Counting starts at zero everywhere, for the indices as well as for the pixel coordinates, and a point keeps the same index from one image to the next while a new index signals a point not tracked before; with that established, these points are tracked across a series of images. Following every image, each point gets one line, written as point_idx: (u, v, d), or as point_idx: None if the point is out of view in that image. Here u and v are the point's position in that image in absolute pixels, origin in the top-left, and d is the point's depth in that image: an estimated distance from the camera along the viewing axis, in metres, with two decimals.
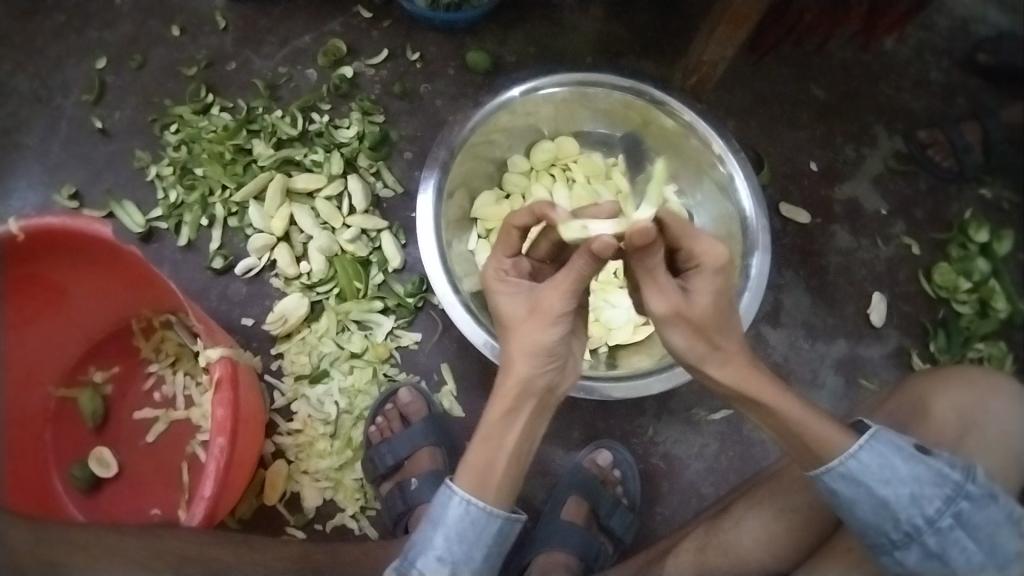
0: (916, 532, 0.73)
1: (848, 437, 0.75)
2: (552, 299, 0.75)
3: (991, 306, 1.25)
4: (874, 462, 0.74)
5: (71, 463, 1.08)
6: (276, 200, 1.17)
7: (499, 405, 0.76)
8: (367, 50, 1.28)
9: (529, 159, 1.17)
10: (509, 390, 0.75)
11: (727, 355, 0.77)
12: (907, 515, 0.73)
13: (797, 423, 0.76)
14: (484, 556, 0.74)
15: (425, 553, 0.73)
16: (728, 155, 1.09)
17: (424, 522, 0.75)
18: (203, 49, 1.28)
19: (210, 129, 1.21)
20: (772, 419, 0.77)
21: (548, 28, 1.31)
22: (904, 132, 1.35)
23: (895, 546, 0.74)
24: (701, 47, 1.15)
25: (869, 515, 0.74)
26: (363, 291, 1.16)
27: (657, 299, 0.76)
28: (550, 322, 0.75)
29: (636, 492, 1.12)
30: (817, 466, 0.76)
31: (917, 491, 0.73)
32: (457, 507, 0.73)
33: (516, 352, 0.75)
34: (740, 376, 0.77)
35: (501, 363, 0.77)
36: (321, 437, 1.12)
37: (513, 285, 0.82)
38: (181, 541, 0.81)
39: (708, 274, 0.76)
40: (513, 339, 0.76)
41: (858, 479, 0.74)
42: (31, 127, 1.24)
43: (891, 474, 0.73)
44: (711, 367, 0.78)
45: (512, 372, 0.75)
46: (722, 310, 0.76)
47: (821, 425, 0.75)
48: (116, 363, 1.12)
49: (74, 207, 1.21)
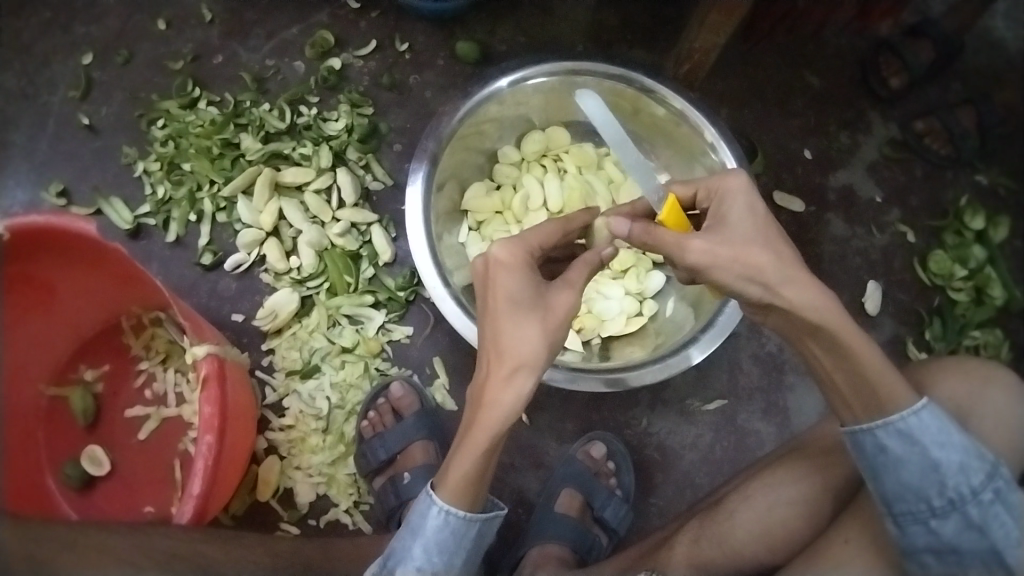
0: (959, 500, 0.71)
1: (907, 396, 0.73)
2: (564, 299, 0.71)
3: (987, 294, 1.26)
4: (932, 424, 0.72)
5: (64, 461, 1.07)
6: (264, 194, 1.15)
7: (488, 424, 0.67)
8: (355, 41, 1.27)
9: (519, 149, 1.16)
10: (504, 413, 0.67)
11: (798, 279, 0.72)
12: (955, 482, 0.71)
13: (872, 369, 0.73)
14: (462, 561, 0.76)
15: (404, 562, 0.73)
16: (721, 143, 1.07)
17: (403, 530, 0.74)
18: (190, 42, 1.26)
19: (197, 123, 1.20)
20: (843, 363, 0.74)
21: (539, 17, 1.29)
22: (899, 119, 1.34)
23: (933, 513, 0.72)
24: (693, 34, 1.14)
25: (915, 478, 0.72)
26: (354, 286, 1.15)
27: (697, 242, 0.72)
28: (560, 325, 0.70)
29: (630, 483, 1.12)
30: (860, 420, 0.75)
31: (965, 461, 0.71)
32: (436, 518, 0.72)
33: (525, 354, 0.67)
34: (813, 299, 0.72)
35: (503, 364, 0.68)
36: (313, 432, 1.12)
37: (521, 277, 0.72)
38: (171, 538, 0.81)
39: (739, 195, 0.77)
40: (528, 339, 0.68)
41: (915, 439, 0.72)
42: (17, 125, 1.23)
43: (946, 440, 0.72)
44: (785, 292, 0.72)
45: (511, 389, 0.67)
46: (766, 223, 0.75)
47: (890, 377, 0.73)
48: (106, 361, 1.11)
49: (62, 205, 1.20)
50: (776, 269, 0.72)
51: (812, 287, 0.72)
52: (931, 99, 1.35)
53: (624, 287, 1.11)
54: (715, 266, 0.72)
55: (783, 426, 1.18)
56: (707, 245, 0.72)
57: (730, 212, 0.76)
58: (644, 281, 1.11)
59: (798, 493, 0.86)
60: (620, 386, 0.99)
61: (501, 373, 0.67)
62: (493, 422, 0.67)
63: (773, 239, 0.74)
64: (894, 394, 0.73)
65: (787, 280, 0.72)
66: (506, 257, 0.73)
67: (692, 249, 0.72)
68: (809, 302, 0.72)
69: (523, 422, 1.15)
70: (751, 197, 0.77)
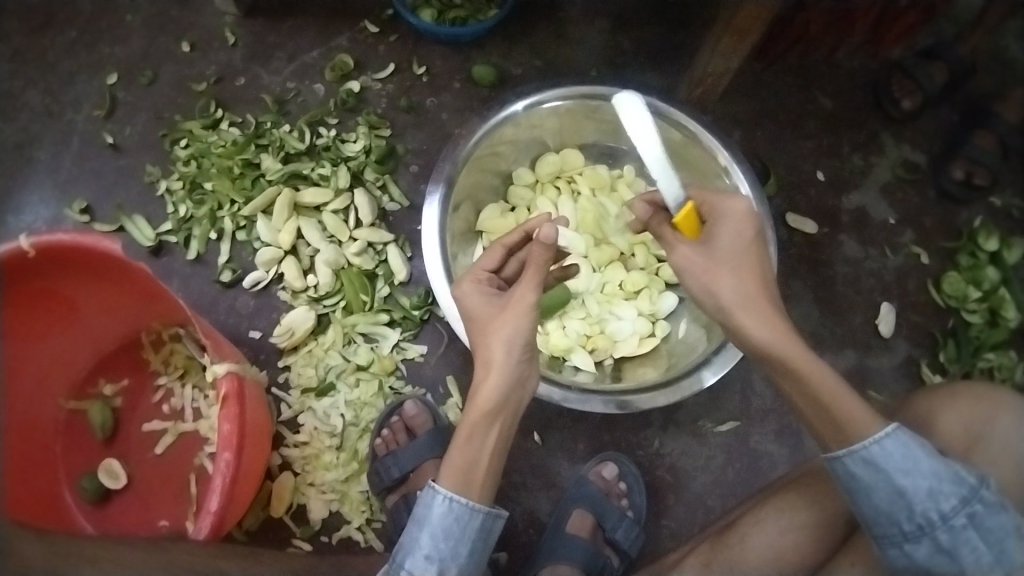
0: (929, 526, 0.71)
1: (874, 424, 0.72)
2: (520, 293, 0.79)
3: (1000, 315, 1.24)
4: (898, 451, 0.71)
5: (81, 474, 1.09)
6: (283, 214, 1.18)
7: (476, 413, 0.76)
8: (374, 65, 1.29)
9: (533, 171, 1.18)
10: (491, 400, 0.76)
11: (757, 304, 0.76)
12: (923, 508, 0.71)
13: (826, 399, 0.73)
14: (469, 552, 0.76)
15: (413, 553, 0.74)
16: (733, 167, 1.09)
17: (410, 523, 0.76)
18: (213, 64, 1.29)
19: (219, 143, 1.23)
20: (800, 387, 0.74)
21: (553, 41, 1.31)
22: (912, 143, 1.34)
23: (906, 538, 0.72)
24: (706, 58, 1.15)
25: (885, 503, 0.72)
26: (369, 304, 1.17)
27: (681, 249, 0.79)
28: (518, 315, 0.78)
29: (641, 505, 1.11)
30: (833, 449, 0.75)
31: (935, 486, 0.71)
32: (440, 505, 0.74)
33: (494, 355, 0.77)
34: (771, 337, 0.75)
35: (479, 366, 0.78)
36: (328, 450, 1.13)
37: (487, 296, 0.83)
38: (188, 554, 0.83)
39: (735, 218, 0.79)
40: (493, 334, 0.78)
41: (879, 466, 0.72)
42: (42, 142, 1.26)
43: (913, 466, 0.71)
44: (745, 317, 0.76)
45: (490, 383, 0.76)
46: (748, 250, 0.78)
47: (850, 404, 0.73)
48: (125, 376, 1.13)
49: (85, 221, 1.22)
50: (735, 293, 0.76)
51: (769, 317, 0.76)
52: (944, 123, 1.35)
53: (637, 308, 1.12)
54: (689, 272, 0.78)
55: (795, 449, 1.18)
56: (687, 256, 0.78)
57: (720, 233, 0.78)
58: (656, 302, 1.12)
59: (811, 518, 0.86)
60: (633, 406, 1.00)
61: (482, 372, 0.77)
62: (478, 410, 0.76)
63: (749, 265, 0.78)
64: (857, 423, 0.72)
65: (744, 303, 0.76)
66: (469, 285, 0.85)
67: (676, 253, 0.79)
68: (768, 336, 0.75)
69: (535, 441, 1.15)
70: (748, 220, 0.80)
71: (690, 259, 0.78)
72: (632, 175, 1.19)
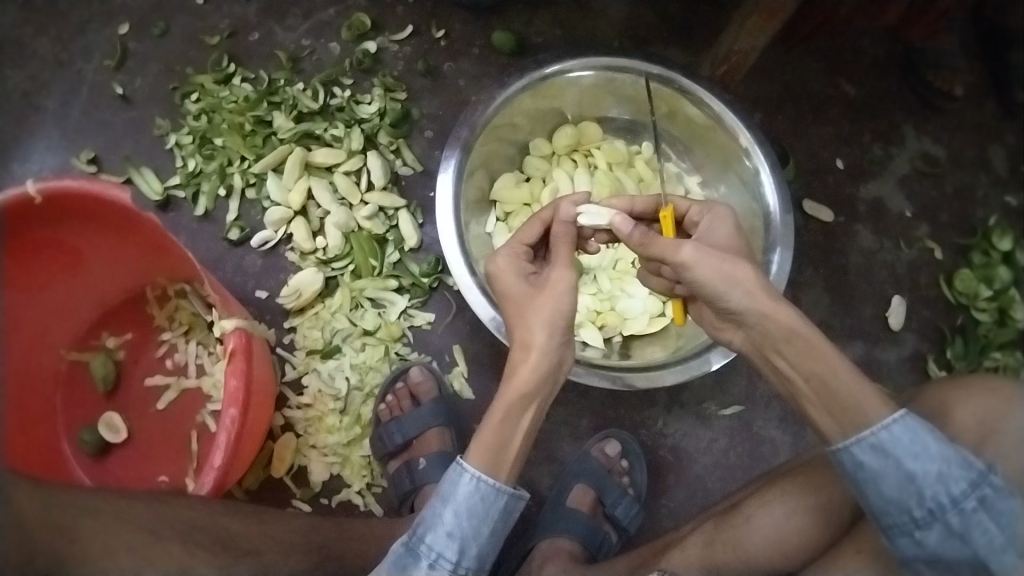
0: (939, 509, 0.69)
1: (882, 409, 0.72)
2: (559, 273, 0.80)
3: (1010, 315, 1.24)
4: (906, 436, 0.70)
5: (81, 426, 1.09)
6: (294, 173, 1.16)
7: (512, 394, 0.77)
8: (391, 26, 1.27)
9: (550, 143, 1.16)
10: (529, 378, 0.77)
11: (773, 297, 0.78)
12: (933, 491, 0.69)
13: (843, 383, 0.74)
14: (490, 532, 0.75)
15: (434, 529, 0.73)
16: (754, 148, 1.07)
17: (433, 498, 0.75)
18: (227, 18, 1.26)
19: (231, 99, 1.20)
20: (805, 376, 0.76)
21: (575, 12, 1.29)
22: (933, 134, 1.32)
23: (916, 524, 0.70)
24: (731, 38, 1.13)
25: (893, 490, 0.71)
26: (378, 269, 1.15)
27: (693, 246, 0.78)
28: (562, 293, 0.79)
29: (642, 483, 1.11)
30: (839, 437, 0.74)
31: (944, 470, 0.69)
32: (468, 484, 0.73)
33: (535, 337, 0.78)
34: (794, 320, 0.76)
35: (516, 346, 0.79)
36: (331, 412, 1.12)
37: (525, 274, 0.84)
38: (192, 508, 0.83)
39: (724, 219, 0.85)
40: (533, 312, 0.79)
41: (887, 451, 0.71)
42: (49, 91, 1.24)
43: (922, 450, 0.70)
44: (767, 307, 0.77)
45: (529, 365, 0.77)
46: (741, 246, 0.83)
47: (861, 387, 0.74)
48: (128, 330, 1.12)
49: (92, 171, 1.21)
50: (756, 283, 0.78)
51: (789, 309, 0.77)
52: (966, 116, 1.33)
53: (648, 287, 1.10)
54: (705, 264, 0.78)
55: (798, 436, 1.18)
56: (700, 250, 0.78)
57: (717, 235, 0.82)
58: None
59: (819, 500, 0.85)
60: (641, 383, 0.99)
61: (518, 353, 0.78)
62: (514, 391, 0.76)
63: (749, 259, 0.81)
64: (871, 404, 0.72)
65: (767, 291, 0.78)
66: (503, 263, 0.85)
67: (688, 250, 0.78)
68: (783, 321, 0.76)
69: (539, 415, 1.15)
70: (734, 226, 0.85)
71: (705, 251, 0.78)
72: (650, 152, 1.17)
